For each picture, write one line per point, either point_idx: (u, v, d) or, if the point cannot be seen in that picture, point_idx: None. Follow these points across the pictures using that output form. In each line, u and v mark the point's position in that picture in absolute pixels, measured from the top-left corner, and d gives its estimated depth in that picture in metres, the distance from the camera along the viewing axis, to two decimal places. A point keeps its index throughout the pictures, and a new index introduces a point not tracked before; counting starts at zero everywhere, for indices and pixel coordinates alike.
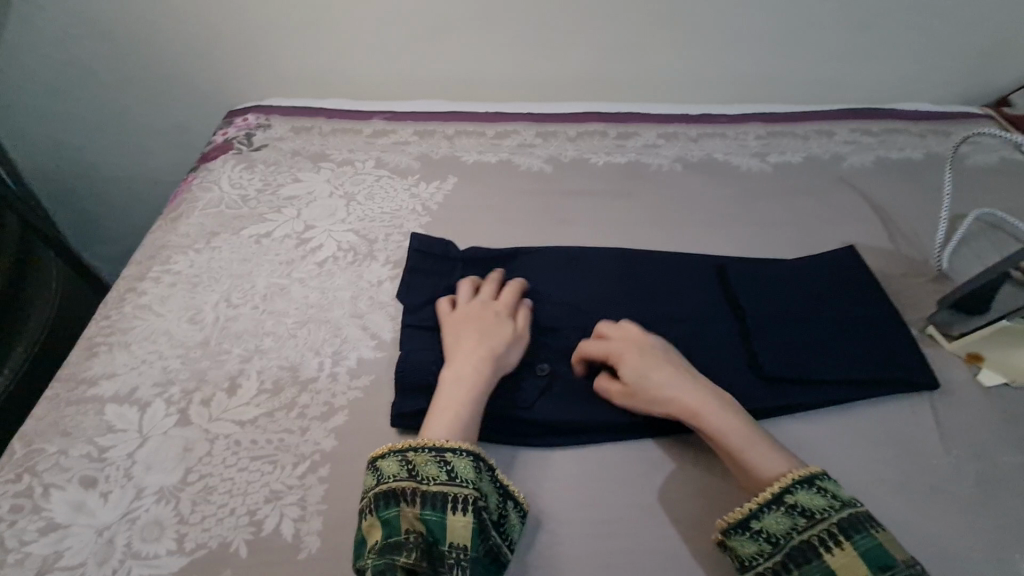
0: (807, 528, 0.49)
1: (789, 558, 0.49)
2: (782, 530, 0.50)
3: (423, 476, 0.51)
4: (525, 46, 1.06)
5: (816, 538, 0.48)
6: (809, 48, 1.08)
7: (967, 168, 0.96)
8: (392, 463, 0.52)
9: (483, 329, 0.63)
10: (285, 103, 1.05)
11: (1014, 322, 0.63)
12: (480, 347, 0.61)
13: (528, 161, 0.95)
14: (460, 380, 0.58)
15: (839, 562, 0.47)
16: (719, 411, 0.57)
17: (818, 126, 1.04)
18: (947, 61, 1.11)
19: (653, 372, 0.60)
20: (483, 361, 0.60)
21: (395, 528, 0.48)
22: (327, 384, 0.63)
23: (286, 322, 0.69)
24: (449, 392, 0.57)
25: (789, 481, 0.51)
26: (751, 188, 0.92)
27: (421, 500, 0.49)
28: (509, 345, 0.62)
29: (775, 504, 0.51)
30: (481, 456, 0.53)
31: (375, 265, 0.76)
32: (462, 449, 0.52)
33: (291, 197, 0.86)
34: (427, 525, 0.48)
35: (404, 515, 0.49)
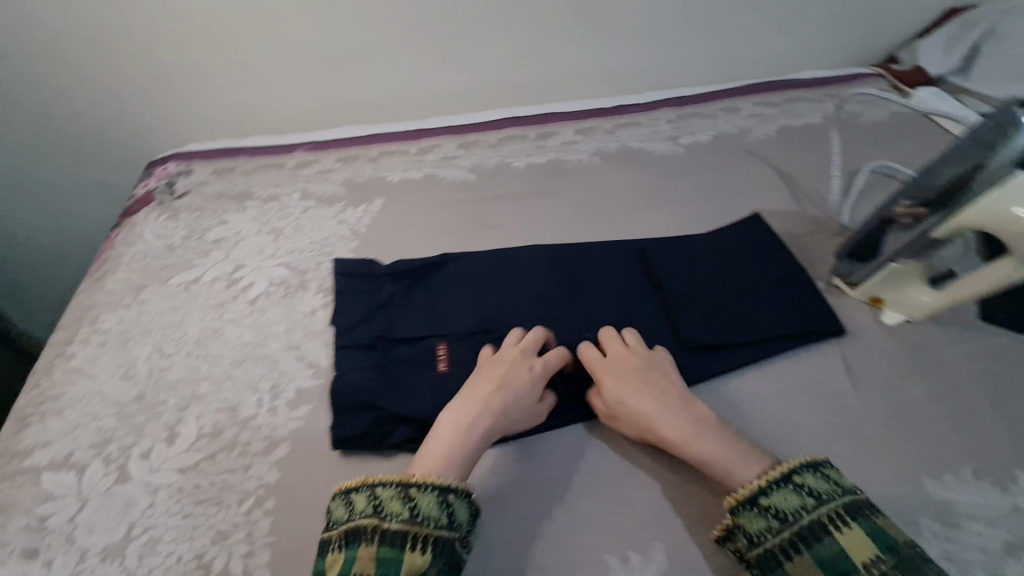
0: (816, 508, 0.49)
1: (798, 532, 0.49)
2: (790, 509, 0.50)
3: (386, 513, 0.50)
4: (437, 61, 1.09)
5: (825, 518, 0.49)
6: (707, 31, 1.14)
7: (862, 127, 1.02)
8: (360, 500, 0.52)
9: (508, 376, 0.62)
10: (204, 147, 1.05)
11: (899, 264, 0.68)
12: (494, 400, 0.60)
13: (452, 173, 0.97)
14: (462, 422, 0.58)
15: (847, 540, 0.47)
16: (699, 430, 0.57)
17: (724, 105, 1.09)
18: (837, 27, 1.18)
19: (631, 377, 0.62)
20: (490, 411, 0.59)
21: (350, 566, 0.47)
22: (266, 419, 0.64)
23: (221, 364, 0.70)
24: (448, 431, 0.57)
25: (758, 487, 0.52)
26: (667, 171, 0.96)
27: (378, 538, 0.48)
28: (524, 405, 0.61)
29: (783, 482, 0.52)
30: (454, 489, 0.53)
31: (308, 295, 0.77)
32: (429, 486, 0.52)
33: (218, 240, 0.86)
34: (386, 563, 0.47)
35: (363, 551, 0.48)
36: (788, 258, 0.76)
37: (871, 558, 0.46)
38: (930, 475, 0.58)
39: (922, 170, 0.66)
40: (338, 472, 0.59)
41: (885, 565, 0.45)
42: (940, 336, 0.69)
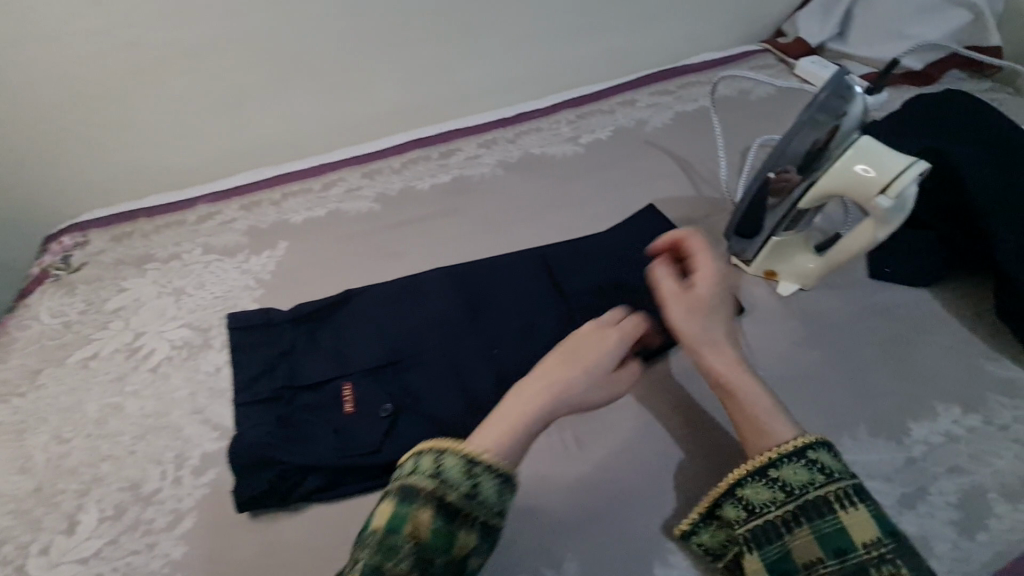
0: (825, 485, 0.49)
1: (801, 506, 0.49)
2: (799, 484, 0.50)
3: (450, 487, 0.48)
4: (332, 94, 1.08)
5: (834, 496, 0.48)
6: (595, 30, 1.16)
7: (752, 103, 1.05)
8: (453, 465, 0.48)
9: (585, 343, 0.58)
10: (101, 213, 1.01)
11: (783, 236, 0.71)
12: (568, 367, 0.56)
13: (357, 204, 0.96)
14: (535, 395, 0.54)
15: (850, 519, 0.47)
16: (749, 376, 0.56)
17: (621, 99, 1.11)
18: (720, 9, 1.22)
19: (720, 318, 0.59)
20: (563, 384, 0.55)
21: (402, 528, 0.46)
22: (171, 491, 0.62)
23: (122, 440, 0.67)
24: (511, 406, 0.53)
25: (788, 449, 0.51)
26: (569, 172, 0.97)
27: (438, 513, 0.46)
28: (597, 375, 0.56)
29: (797, 456, 0.51)
30: (507, 471, 0.50)
31: (212, 354, 0.75)
32: (488, 461, 0.49)
33: (118, 309, 0.84)
34: (436, 540, 0.46)
35: (417, 516, 0.46)
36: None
37: (871, 540, 0.46)
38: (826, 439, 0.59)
39: (784, 136, 0.65)
40: (247, 535, 0.58)
41: (883, 548, 0.45)
42: (830, 300, 0.72)
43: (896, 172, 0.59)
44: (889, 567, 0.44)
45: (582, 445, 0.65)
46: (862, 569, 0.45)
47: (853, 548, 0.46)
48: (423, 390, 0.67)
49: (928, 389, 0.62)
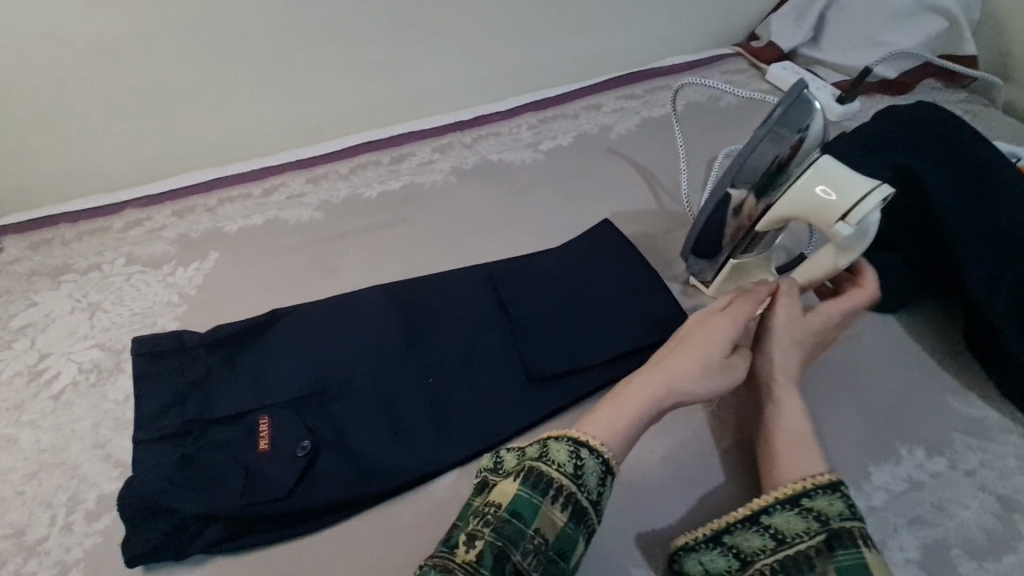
0: (854, 519, 0.46)
1: (829, 538, 0.46)
2: (830, 513, 0.47)
3: (588, 485, 0.49)
4: (277, 93, 1.01)
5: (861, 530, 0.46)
6: (560, 30, 1.10)
7: (720, 111, 1.00)
8: (593, 464, 0.50)
9: (705, 329, 0.57)
10: (20, 217, 0.94)
11: (739, 259, 0.67)
12: (692, 357, 0.55)
13: (298, 213, 0.90)
14: (647, 392, 0.54)
15: (875, 560, 0.44)
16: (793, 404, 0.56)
17: (585, 103, 1.06)
18: (692, 11, 1.17)
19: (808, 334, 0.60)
20: (680, 380, 0.54)
21: (534, 519, 0.46)
22: (59, 540, 0.55)
23: (11, 479, 0.60)
24: (610, 410, 0.53)
25: (826, 482, 0.49)
26: (526, 181, 0.92)
27: (570, 509, 0.47)
28: (714, 365, 0.55)
29: (832, 488, 0.48)
30: (613, 470, 0.51)
31: (122, 379, 0.69)
32: (600, 455, 0.50)
33: (24, 326, 0.76)
34: (563, 539, 0.47)
35: (548, 513, 0.47)
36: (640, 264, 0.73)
37: None
38: None
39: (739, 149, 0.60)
40: None
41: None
42: None
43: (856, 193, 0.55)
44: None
45: None
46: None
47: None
48: (348, 426, 0.61)
49: (892, 427, 0.58)
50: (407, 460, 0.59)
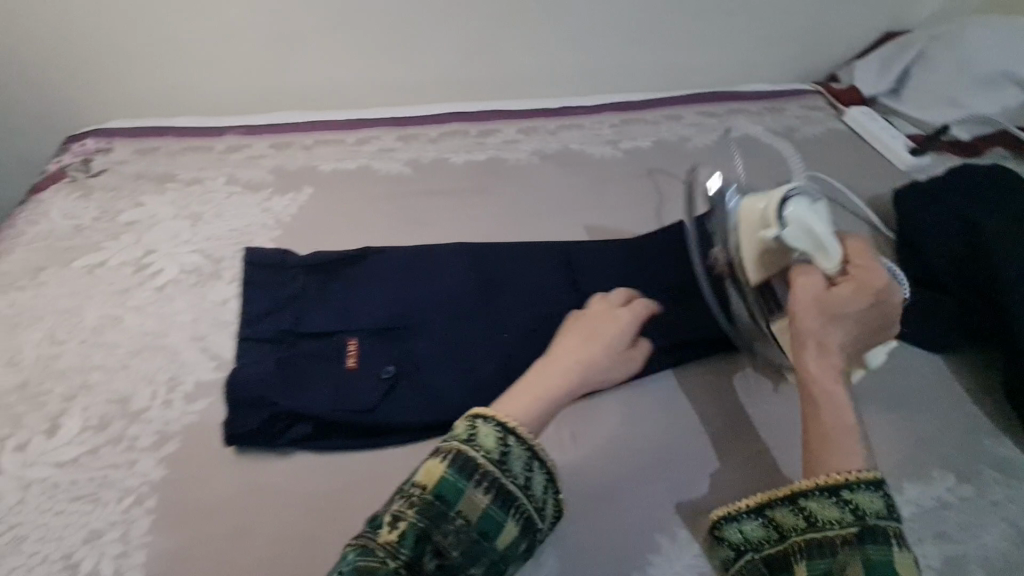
0: (889, 520, 0.50)
1: (861, 531, 0.49)
2: (868, 508, 0.50)
3: (514, 471, 0.49)
4: (383, 51, 1.07)
5: (895, 531, 0.49)
6: (654, 39, 1.15)
7: (795, 143, 1.05)
8: (519, 452, 0.50)
9: (598, 321, 0.64)
10: (130, 124, 1.00)
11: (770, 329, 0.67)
12: (592, 347, 0.62)
13: (388, 165, 0.95)
14: (552, 372, 0.58)
15: (900, 556, 0.48)
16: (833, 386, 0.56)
17: (666, 113, 1.10)
18: (781, 43, 1.21)
19: (847, 327, 0.58)
20: (587, 360, 0.61)
21: (455, 501, 0.48)
22: (160, 413, 0.61)
23: (116, 353, 0.66)
24: (529, 381, 0.57)
25: (864, 480, 0.51)
26: (605, 174, 0.97)
27: (496, 493, 0.48)
28: (614, 352, 0.64)
29: (875, 487, 0.51)
30: (541, 456, 0.51)
31: (220, 285, 0.74)
32: (519, 438, 0.51)
33: (131, 222, 0.82)
34: (488, 519, 0.48)
35: (472, 496, 0.48)
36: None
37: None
38: None
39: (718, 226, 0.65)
40: (230, 470, 0.57)
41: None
42: None
43: (780, 199, 0.57)
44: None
45: (573, 443, 0.64)
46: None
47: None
48: (424, 360, 0.66)
49: (931, 453, 0.63)
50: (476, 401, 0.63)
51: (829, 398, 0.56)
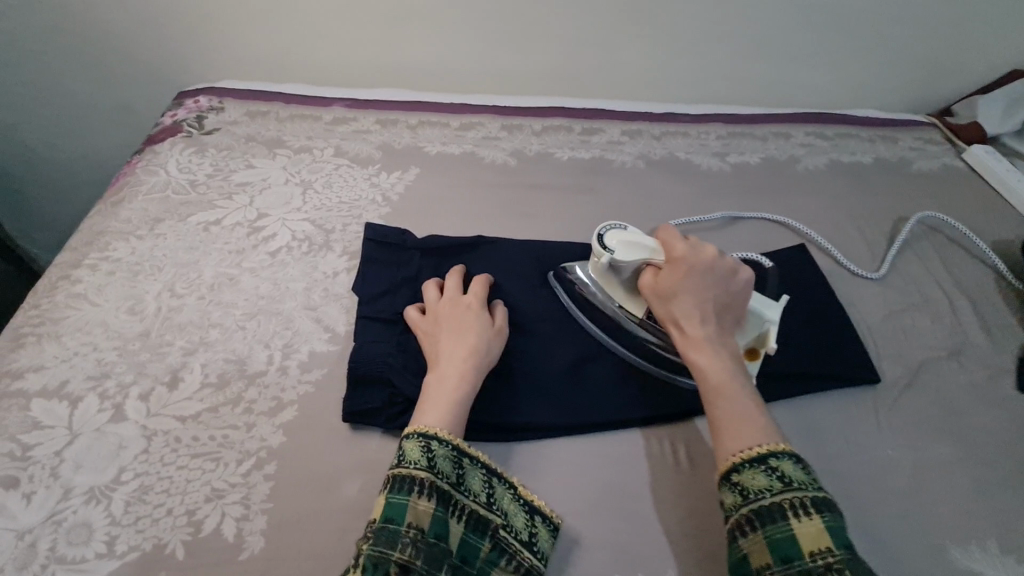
0: (782, 492, 0.47)
1: (757, 512, 0.47)
2: (754, 489, 0.48)
3: (443, 471, 0.50)
4: (493, 36, 1.05)
5: (787, 504, 0.47)
6: (769, 51, 1.10)
7: (912, 176, 1.00)
8: (445, 453, 0.51)
9: (454, 316, 0.62)
10: (239, 85, 1.00)
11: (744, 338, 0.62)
12: (458, 345, 0.59)
13: (492, 153, 0.93)
14: (445, 374, 0.56)
15: (802, 529, 0.46)
16: (708, 354, 0.56)
17: (775, 129, 1.05)
18: (901, 68, 1.15)
19: (695, 294, 0.58)
20: (471, 345, 0.59)
21: (402, 515, 0.47)
22: (276, 379, 0.61)
23: (234, 313, 0.66)
24: (434, 385, 0.56)
25: (759, 451, 0.50)
26: (713, 188, 0.93)
27: (436, 495, 0.49)
28: (488, 331, 0.62)
29: (758, 462, 0.49)
30: (462, 448, 0.52)
31: (331, 256, 0.74)
32: (444, 439, 0.51)
33: (244, 184, 0.83)
34: (436, 522, 0.48)
35: (415, 505, 0.48)
36: (813, 298, 0.77)
37: (820, 549, 0.44)
38: (953, 541, 0.57)
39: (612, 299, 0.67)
40: (346, 446, 0.56)
41: (830, 558, 0.44)
42: (970, 399, 0.68)
43: (596, 236, 0.65)
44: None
45: (695, 461, 0.60)
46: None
47: (798, 556, 0.45)
48: (534, 361, 0.66)
49: None
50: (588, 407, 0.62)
51: (697, 362, 0.56)
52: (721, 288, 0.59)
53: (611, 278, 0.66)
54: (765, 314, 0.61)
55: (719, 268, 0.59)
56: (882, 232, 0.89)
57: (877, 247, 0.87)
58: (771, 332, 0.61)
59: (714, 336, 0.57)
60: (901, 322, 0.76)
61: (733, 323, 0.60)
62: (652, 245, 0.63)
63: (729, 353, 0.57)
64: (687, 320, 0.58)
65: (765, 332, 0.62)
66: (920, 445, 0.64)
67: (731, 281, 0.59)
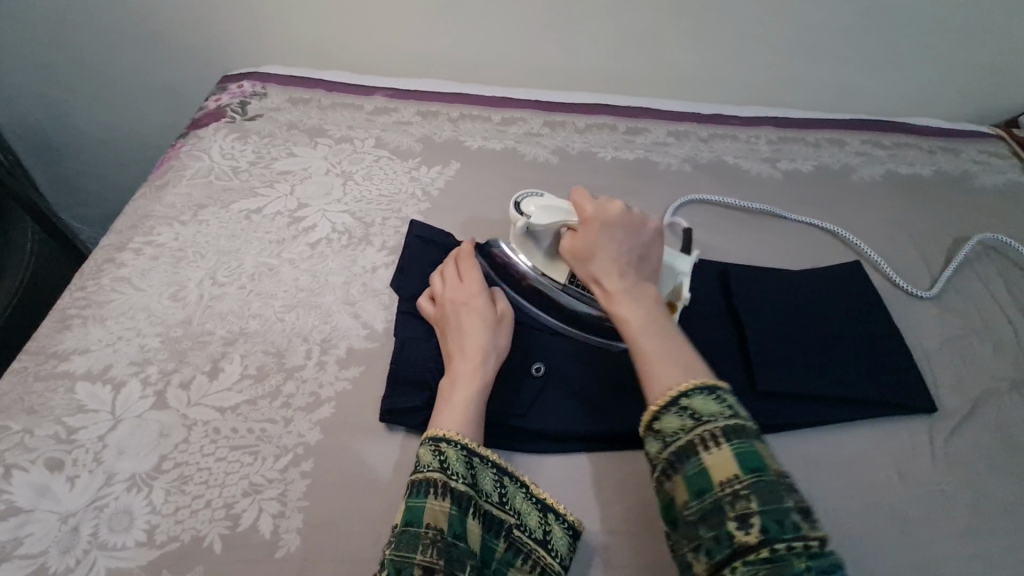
0: (693, 429, 0.45)
1: (673, 455, 0.45)
2: (669, 431, 0.46)
3: (457, 471, 0.48)
4: (539, 28, 1.02)
5: (698, 438, 0.44)
6: (827, 53, 1.05)
7: (974, 191, 0.94)
8: (457, 454, 0.49)
9: (458, 315, 0.61)
10: (282, 71, 1.00)
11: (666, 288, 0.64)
12: (465, 346, 0.58)
13: (534, 151, 0.91)
14: (457, 378, 0.56)
15: (713, 461, 0.43)
16: (631, 302, 0.55)
17: (829, 135, 1.00)
18: (967, 75, 1.08)
19: (607, 248, 0.59)
20: (479, 343, 0.58)
21: (421, 517, 0.45)
22: (314, 374, 0.60)
23: (273, 305, 0.66)
24: (449, 390, 0.55)
25: (672, 386, 0.48)
26: (762, 195, 0.90)
27: (451, 496, 0.47)
28: (492, 325, 0.60)
29: (671, 405, 0.47)
30: (477, 451, 0.51)
31: (370, 251, 0.73)
32: (458, 442, 0.50)
33: (285, 172, 0.82)
34: (453, 523, 0.46)
35: (432, 507, 0.46)
36: (866, 319, 0.73)
37: (731, 478, 0.42)
38: None
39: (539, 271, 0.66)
40: (383, 447, 0.56)
41: (738, 485, 0.42)
42: None
43: (512, 206, 0.66)
44: (742, 502, 0.41)
45: None
46: (716, 510, 0.42)
47: (709, 489, 0.43)
48: (572, 369, 0.64)
49: None
50: (628, 421, 0.60)
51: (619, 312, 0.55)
52: (632, 241, 0.60)
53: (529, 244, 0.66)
54: (677, 265, 0.65)
55: (627, 223, 0.61)
56: (941, 251, 0.85)
57: (934, 266, 0.83)
58: (684, 284, 0.64)
59: (631, 285, 0.57)
60: (960, 349, 0.72)
61: (653, 275, 0.60)
62: (567, 208, 0.64)
63: (650, 298, 0.56)
64: (604, 274, 0.58)
65: (677, 284, 0.65)
66: (974, 480, 0.61)
67: (641, 234, 0.61)
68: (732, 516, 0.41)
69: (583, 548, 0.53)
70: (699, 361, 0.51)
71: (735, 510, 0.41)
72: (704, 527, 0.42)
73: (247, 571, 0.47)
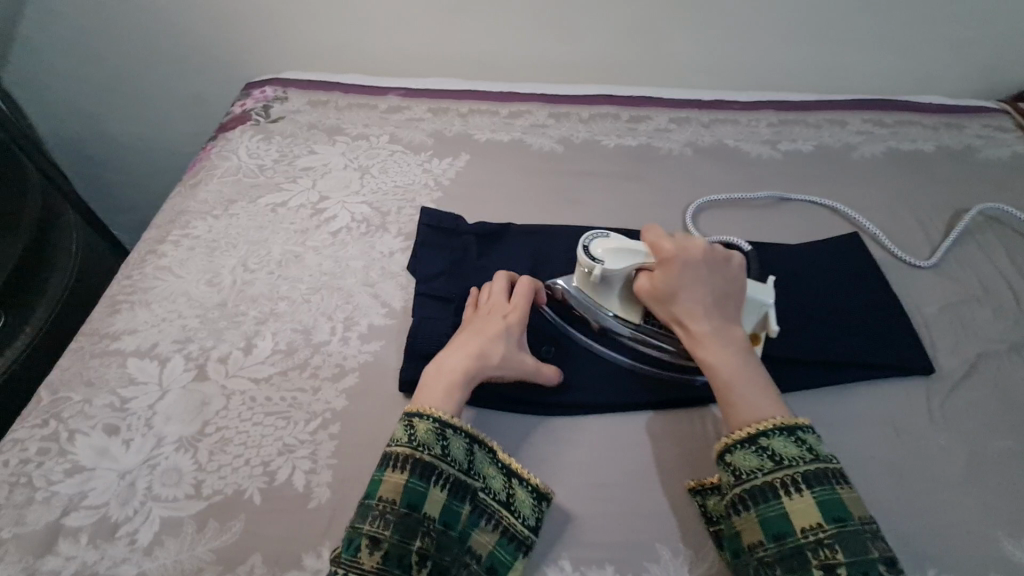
0: (772, 472, 0.49)
1: (752, 493, 0.49)
2: (747, 470, 0.50)
3: (421, 444, 0.52)
4: (542, 24, 1.06)
5: (779, 483, 0.49)
6: (825, 36, 1.07)
7: (977, 164, 0.96)
8: (426, 427, 0.53)
9: (484, 321, 0.62)
10: (302, 76, 1.06)
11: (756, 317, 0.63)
12: (472, 346, 0.59)
13: (540, 141, 0.95)
14: (447, 368, 0.57)
15: (795, 506, 0.48)
16: (713, 345, 0.57)
17: (830, 116, 1.02)
18: (971, 52, 1.09)
19: (691, 289, 0.59)
20: (483, 349, 0.59)
21: (378, 490, 0.50)
22: (339, 348, 0.65)
23: (300, 287, 0.71)
24: (435, 375, 0.57)
25: (768, 425, 0.51)
26: (762, 175, 0.93)
27: (411, 468, 0.51)
28: (508, 344, 0.60)
29: (748, 443, 0.51)
30: (450, 423, 0.54)
31: (388, 237, 0.78)
32: (428, 415, 0.53)
33: (307, 168, 0.88)
34: (410, 493, 0.50)
35: (388, 480, 0.50)
36: (864, 288, 0.76)
37: (812, 524, 0.47)
38: (1005, 531, 0.57)
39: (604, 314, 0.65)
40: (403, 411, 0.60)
41: (823, 533, 0.47)
42: None
43: (580, 250, 0.62)
44: (826, 551, 0.46)
45: None
46: (798, 553, 0.47)
47: (790, 532, 0.47)
48: (581, 342, 0.68)
49: None
50: (635, 388, 0.64)
51: (700, 356, 0.57)
52: (712, 280, 0.60)
53: (600, 289, 0.64)
54: (761, 299, 0.62)
55: (711, 261, 0.61)
56: (942, 223, 0.86)
57: (935, 237, 0.84)
58: (771, 315, 0.62)
59: (718, 329, 0.58)
60: (959, 314, 0.74)
61: (735, 310, 0.60)
62: (641, 245, 0.63)
63: (734, 339, 0.58)
64: (688, 318, 0.58)
65: (764, 316, 0.63)
66: (973, 435, 0.63)
67: (723, 273, 0.61)
68: (818, 564, 0.46)
69: (593, 502, 0.57)
70: (782, 399, 0.54)
71: (819, 559, 0.46)
72: (781, 568, 0.47)
73: (285, 520, 0.53)
